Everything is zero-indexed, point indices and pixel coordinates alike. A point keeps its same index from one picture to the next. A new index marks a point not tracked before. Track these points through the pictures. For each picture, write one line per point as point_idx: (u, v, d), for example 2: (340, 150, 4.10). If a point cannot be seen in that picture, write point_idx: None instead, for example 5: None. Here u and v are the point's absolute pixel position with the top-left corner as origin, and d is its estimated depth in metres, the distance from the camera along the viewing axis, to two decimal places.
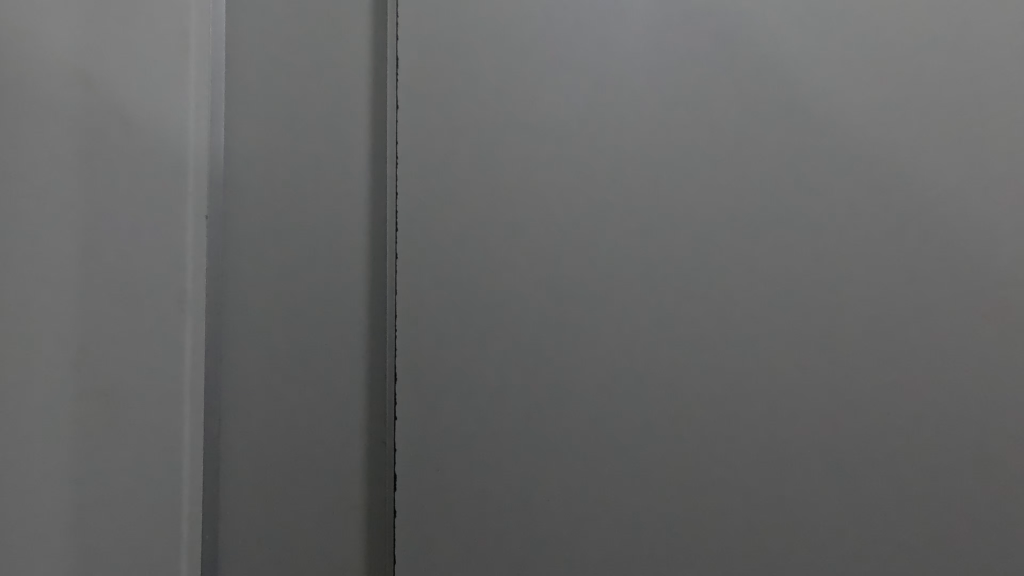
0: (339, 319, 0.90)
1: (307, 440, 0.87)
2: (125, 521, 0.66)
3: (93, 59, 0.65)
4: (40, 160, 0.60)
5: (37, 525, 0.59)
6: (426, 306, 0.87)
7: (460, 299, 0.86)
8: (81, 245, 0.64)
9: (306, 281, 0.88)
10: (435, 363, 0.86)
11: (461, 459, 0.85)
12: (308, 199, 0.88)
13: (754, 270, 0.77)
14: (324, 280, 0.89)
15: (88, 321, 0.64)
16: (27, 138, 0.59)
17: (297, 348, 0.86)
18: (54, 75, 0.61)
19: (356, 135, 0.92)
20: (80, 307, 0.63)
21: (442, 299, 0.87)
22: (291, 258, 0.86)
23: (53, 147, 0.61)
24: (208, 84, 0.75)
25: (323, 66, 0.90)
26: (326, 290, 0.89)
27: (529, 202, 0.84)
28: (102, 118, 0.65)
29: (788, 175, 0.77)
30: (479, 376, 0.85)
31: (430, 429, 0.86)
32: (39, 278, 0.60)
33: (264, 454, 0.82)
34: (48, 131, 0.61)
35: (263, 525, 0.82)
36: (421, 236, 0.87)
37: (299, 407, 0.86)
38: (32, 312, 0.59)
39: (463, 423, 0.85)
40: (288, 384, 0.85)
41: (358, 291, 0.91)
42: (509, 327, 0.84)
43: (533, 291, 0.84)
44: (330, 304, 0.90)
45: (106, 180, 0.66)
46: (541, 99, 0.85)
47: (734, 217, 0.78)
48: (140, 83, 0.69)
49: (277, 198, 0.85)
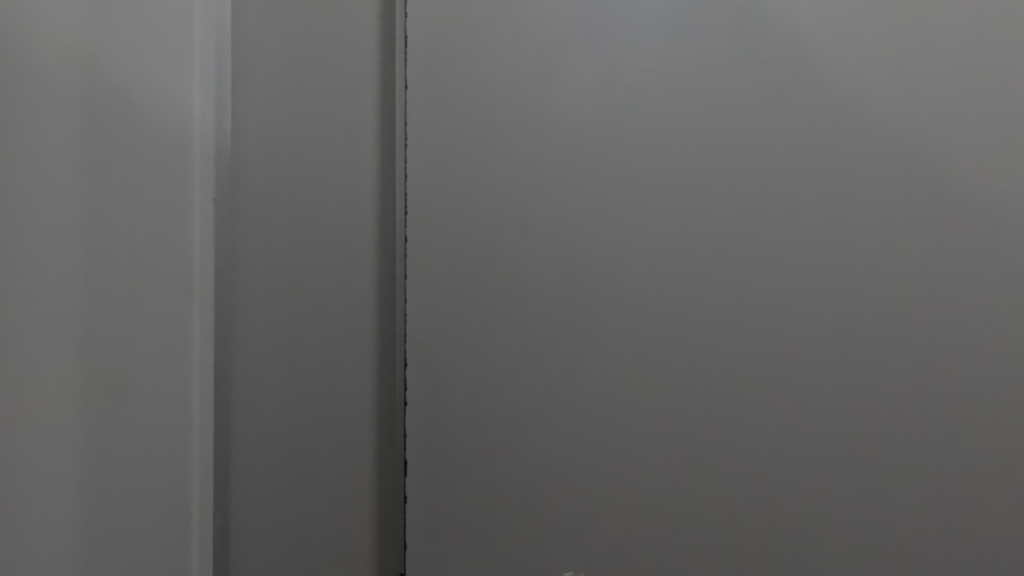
0: (354, 355, 0.77)
1: (325, 494, 0.76)
2: (138, 524, 0.65)
3: (101, 39, 0.62)
4: (45, 143, 0.57)
5: (43, 542, 0.56)
6: (444, 303, 0.73)
7: (481, 302, 0.72)
8: (87, 237, 0.61)
9: (317, 314, 0.76)
10: (453, 369, 0.72)
11: (479, 481, 0.72)
12: (312, 182, 0.77)
13: (777, 274, 0.68)
14: (336, 310, 0.76)
15: (97, 320, 0.61)
16: (28, 119, 0.55)
17: (307, 390, 0.76)
18: (57, 53, 0.58)
19: (364, 125, 0.78)
20: (88, 303, 0.61)
21: (462, 301, 0.72)
22: (292, 245, 0.76)
23: (56, 130, 0.58)
24: (214, 72, 0.72)
25: (329, 58, 0.78)
26: (341, 323, 0.77)
27: (544, 205, 0.72)
28: (107, 101, 0.62)
29: (813, 178, 0.67)
30: (504, 387, 0.72)
31: (448, 446, 0.72)
32: (40, 273, 0.56)
33: (277, 506, 0.75)
34: (49, 110, 0.57)
35: (270, 533, 0.76)
36: (440, 225, 0.73)
37: (313, 457, 0.76)
38: (35, 311, 0.56)
39: (495, 474, 0.72)
40: (301, 430, 0.76)
41: (366, 280, 0.77)
42: (532, 336, 0.72)
43: (552, 300, 0.72)
44: (344, 338, 0.77)
45: (113, 167, 0.63)
46: (552, 94, 0.72)
47: (757, 219, 0.68)
48: (147, 66, 0.66)
49: (281, 182, 0.76)
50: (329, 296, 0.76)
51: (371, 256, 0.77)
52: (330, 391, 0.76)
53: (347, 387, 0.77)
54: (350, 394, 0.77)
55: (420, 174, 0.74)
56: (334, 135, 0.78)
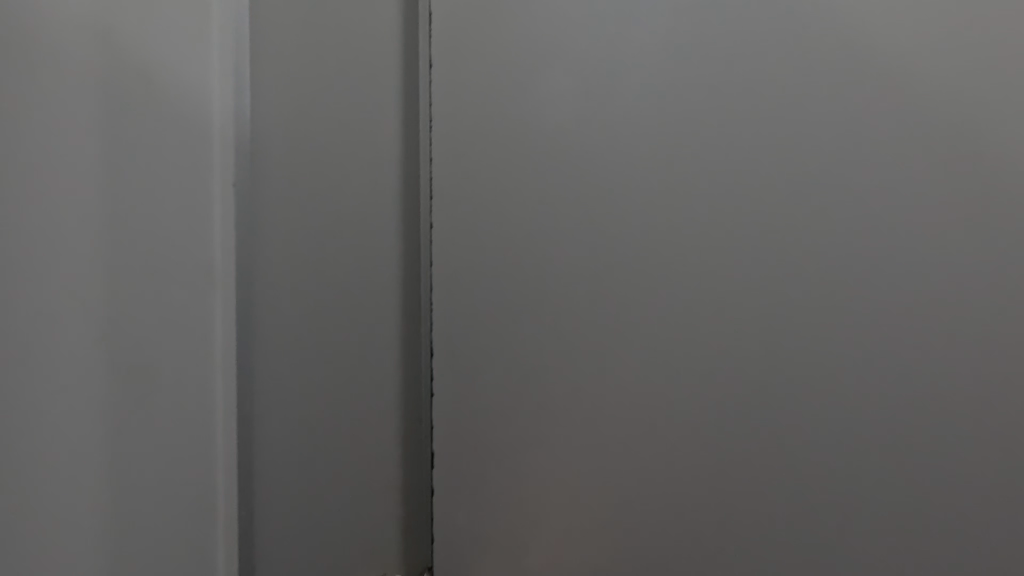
0: (375, 356, 0.74)
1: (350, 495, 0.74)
2: (163, 514, 0.64)
3: (119, 19, 0.61)
4: (68, 123, 0.56)
5: (72, 526, 0.57)
6: (470, 279, 0.70)
7: (509, 278, 0.69)
8: (110, 220, 0.60)
9: (338, 313, 0.74)
10: (480, 344, 0.70)
11: (507, 457, 0.69)
12: (331, 153, 0.74)
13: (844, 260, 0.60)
14: (358, 309, 0.74)
15: (119, 306, 0.60)
16: (52, 100, 0.55)
17: (328, 392, 0.74)
18: (78, 32, 0.57)
19: (385, 99, 0.73)
20: (111, 288, 0.60)
21: (488, 276, 0.69)
22: (311, 218, 0.73)
23: (80, 109, 0.57)
24: (233, 53, 0.71)
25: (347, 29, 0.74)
26: (363, 324, 0.74)
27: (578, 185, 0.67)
28: (127, 82, 0.61)
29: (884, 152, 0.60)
30: (532, 366, 0.68)
31: (474, 420, 0.70)
32: (66, 255, 0.56)
33: (304, 506, 0.74)
34: (73, 90, 0.57)
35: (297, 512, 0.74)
36: (464, 198, 0.70)
37: (336, 453, 0.74)
38: (60, 293, 0.56)
39: (522, 449, 0.69)
40: (321, 432, 0.74)
41: (388, 248, 0.74)
42: (562, 318, 0.67)
43: (586, 285, 0.67)
44: (365, 339, 0.74)
45: (134, 147, 0.62)
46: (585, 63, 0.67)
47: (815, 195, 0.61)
48: (166, 46, 0.64)
49: (298, 161, 0.73)
50: (350, 295, 0.73)
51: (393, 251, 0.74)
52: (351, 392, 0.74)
53: (368, 389, 0.74)
54: (374, 396, 0.74)
55: (446, 166, 0.70)
56: (353, 110, 0.73)
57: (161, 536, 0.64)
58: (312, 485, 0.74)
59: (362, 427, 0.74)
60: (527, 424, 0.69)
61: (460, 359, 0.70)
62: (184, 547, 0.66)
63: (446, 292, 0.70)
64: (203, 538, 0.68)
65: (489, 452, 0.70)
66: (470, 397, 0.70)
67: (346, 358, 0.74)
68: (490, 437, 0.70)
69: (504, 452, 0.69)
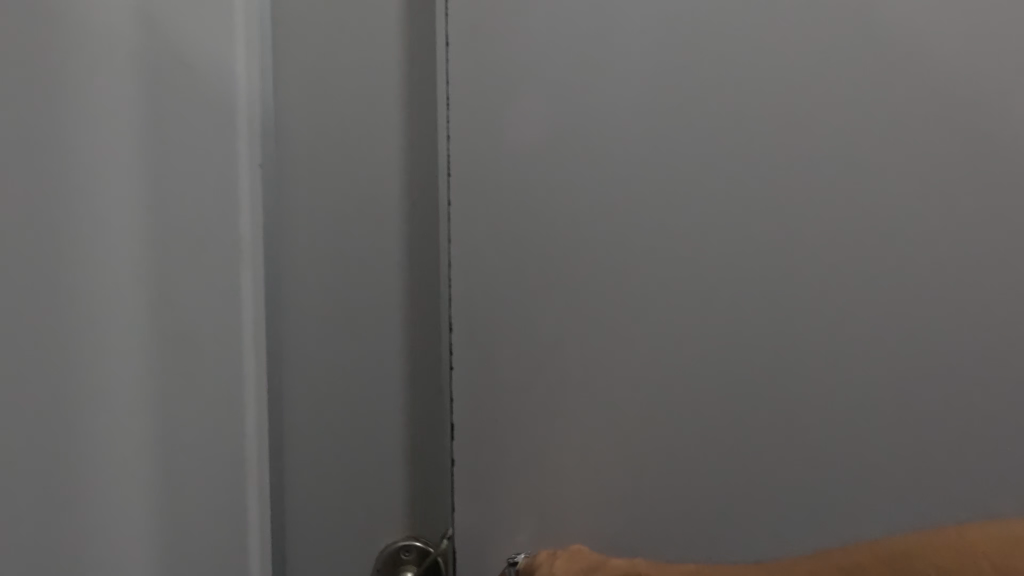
0: (389, 329, 0.76)
1: (374, 462, 0.77)
2: (201, 483, 0.67)
3: None
4: (111, 96, 0.57)
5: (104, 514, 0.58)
6: (489, 244, 0.68)
7: (532, 243, 0.67)
8: (152, 193, 0.62)
9: (353, 289, 0.76)
10: (499, 309, 0.68)
11: (529, 413, 0.68)
12: (352, 123, 0.75)
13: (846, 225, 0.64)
14: (370, 286, 0.76)
15: (159, 276, 0.63)
16: (98, 72, 0.56)
17: (346, 364, 0.77)
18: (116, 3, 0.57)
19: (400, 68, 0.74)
20: (152, 259, 0.62)
21: (510, 239, 0.67)
22: (330, 185, 0.75)
23: (121, 81, 0.58)
24: (259, 23, 0.72)
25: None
26: (375, 299, 0.76)
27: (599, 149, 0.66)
28: (165, 52, 0.62)
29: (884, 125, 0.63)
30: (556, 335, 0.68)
31: (492, 385, 0.69)
32: (108, 227, 0.58)
33: (332, 472, 0.77)
34: (115, 65, 0.58)
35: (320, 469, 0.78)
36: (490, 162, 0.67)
37: (356, 411, 0.77)
38: (100, 270, 0.57)
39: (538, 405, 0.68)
40: (342, 403, 0.77)
41: (405, 216, 0.75)
42: (583, 285, 0.67)
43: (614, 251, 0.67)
44: (380, 313, 0.76)
45: (173, 118, 0.63)
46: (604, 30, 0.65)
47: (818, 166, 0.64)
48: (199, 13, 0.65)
49: (322, 134, 0.75)
50: (365, 271, 0.76)
51: (405, 228, 0.75)
52: (368, 365, 0.76)
53: (384, 361, 0.76)
54: (389, 368, 0.76)
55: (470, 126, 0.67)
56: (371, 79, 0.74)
57: (200, 499, 0.67)
58: (334, 441, 0.77)
59: (379, 398, 0.76)
60: (550, 386, 0.68)
61: (474, 326, 0.69)
62: (212, 518, 0.68)
63: (467, 257, 0.68)
64: (235, 503, 0.71)
65: (502, 406, 0.69)
66: (490, 364, 0.69)
67: (366, 322, 0.76)
68: (510, 397, 0.69)
69: (524, 413, 0.68)
